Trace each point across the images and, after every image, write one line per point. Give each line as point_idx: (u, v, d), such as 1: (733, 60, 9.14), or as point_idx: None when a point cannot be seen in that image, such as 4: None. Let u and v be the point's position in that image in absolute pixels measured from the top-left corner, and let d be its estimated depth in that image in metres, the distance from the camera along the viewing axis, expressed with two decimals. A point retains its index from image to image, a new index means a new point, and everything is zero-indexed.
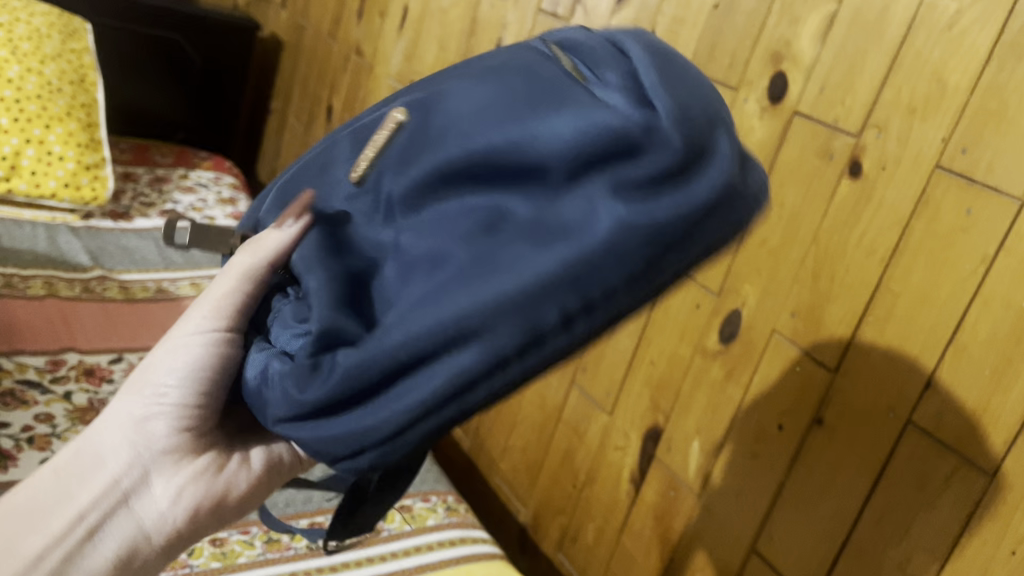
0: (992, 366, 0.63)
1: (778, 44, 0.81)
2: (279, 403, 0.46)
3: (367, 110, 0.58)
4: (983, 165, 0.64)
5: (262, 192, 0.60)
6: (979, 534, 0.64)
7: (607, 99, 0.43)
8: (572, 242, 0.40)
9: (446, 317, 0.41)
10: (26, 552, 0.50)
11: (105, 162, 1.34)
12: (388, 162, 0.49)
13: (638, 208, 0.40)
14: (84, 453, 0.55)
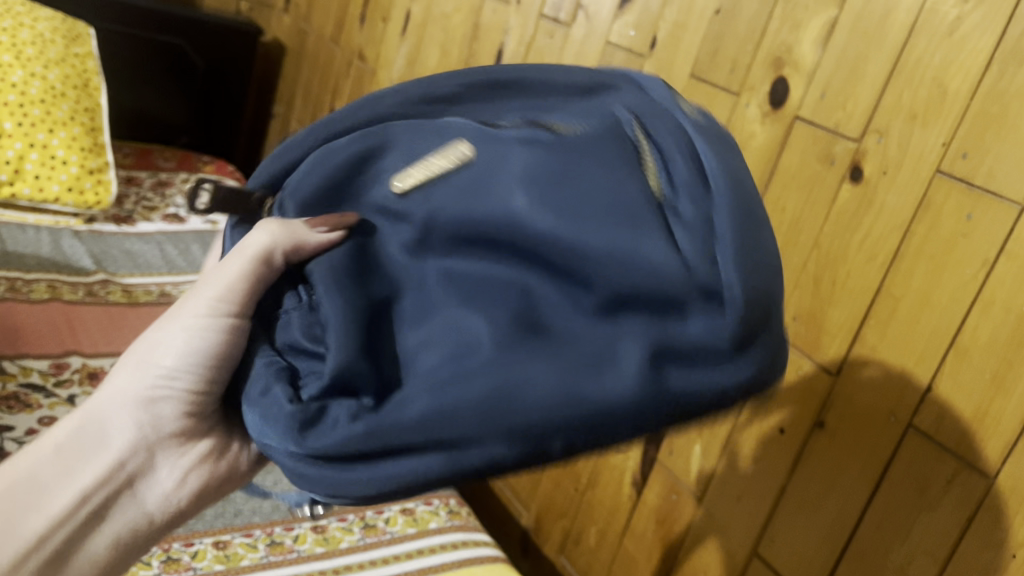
0: (993, 371, 0.63)
1: (780, 49, 0.81)
2: (260, 421, 0.44)
3: (412, 93, 0.53)
4: (983, 170, 0.65)
5: (287, 146, 0.54)
6: (980, 537, 0.64)
7: (678, 238, 0.41)
8: (603, 380, 0.39)
9: (462, 419, 0.39)
10: (28, 532, 0.49)
11: (108, 166, 1.34)
12: (433, 192, 0.46)
13: (672, 373, 0.39)
14: (87, 430, 0.53)
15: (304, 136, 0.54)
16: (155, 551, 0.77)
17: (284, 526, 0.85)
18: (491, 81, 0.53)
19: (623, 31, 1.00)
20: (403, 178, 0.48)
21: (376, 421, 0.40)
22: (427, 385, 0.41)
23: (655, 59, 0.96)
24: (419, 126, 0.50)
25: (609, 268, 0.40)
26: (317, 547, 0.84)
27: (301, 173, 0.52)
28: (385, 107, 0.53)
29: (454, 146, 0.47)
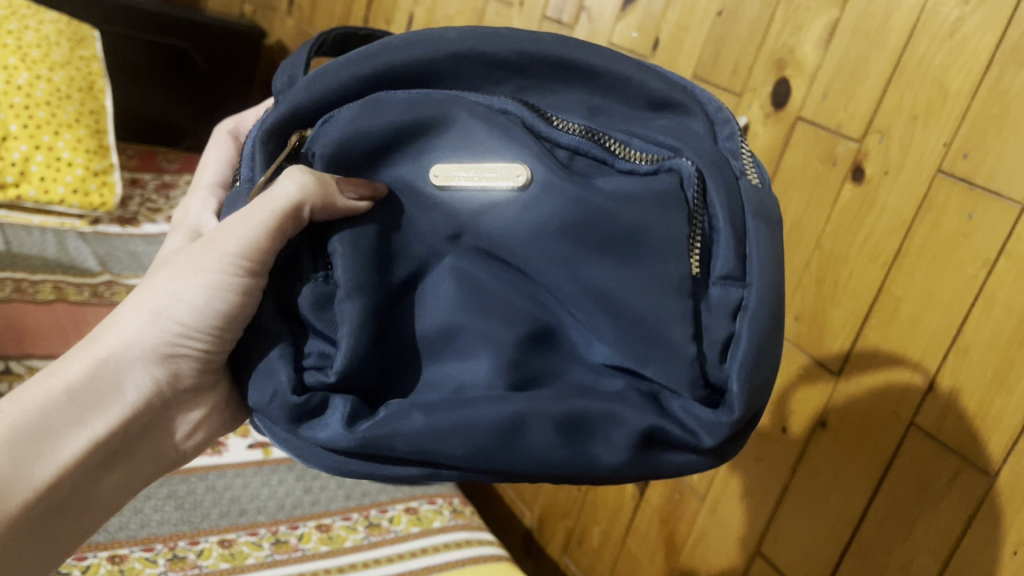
0: (994, 370, 0.64)
1: (782, 51, 0.81)
2: (256, 398, 0.44)
3: (473, 46, 0.47)
4: (984, 170, 0.65)
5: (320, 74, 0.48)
6: (982, 535, 0.64)
7: (703, 328, 0.42)
8: (585, 441, 0.41)
9: (455, 447, 0.41)
10: (38, 480, 0.44)
11: (113, 168, 1.35)
12: (474, 198, 0.45)
13: (647, 454, 0.41)
14: (99, 375, 0.48)
15: (340, 63, 0.48)
16: (160, 549, 0.77)
17: (288, 525, 0.86)
18: (563, 61, 0.47)
19: (625, 33, 1.01)
20: (450, 169, 0.46)
21: (377, 429, 0.41)
22: (433, 406, 0.42)
23: (657, 61, 0.96)
24: (486, 117, 0.46)
25: (632, 342, 0.43)
26: (321, 545, 0.84)
27: (341, 119, 0.47)
28: (442, 56, 0.47)
29: (511, 157, 0.45)
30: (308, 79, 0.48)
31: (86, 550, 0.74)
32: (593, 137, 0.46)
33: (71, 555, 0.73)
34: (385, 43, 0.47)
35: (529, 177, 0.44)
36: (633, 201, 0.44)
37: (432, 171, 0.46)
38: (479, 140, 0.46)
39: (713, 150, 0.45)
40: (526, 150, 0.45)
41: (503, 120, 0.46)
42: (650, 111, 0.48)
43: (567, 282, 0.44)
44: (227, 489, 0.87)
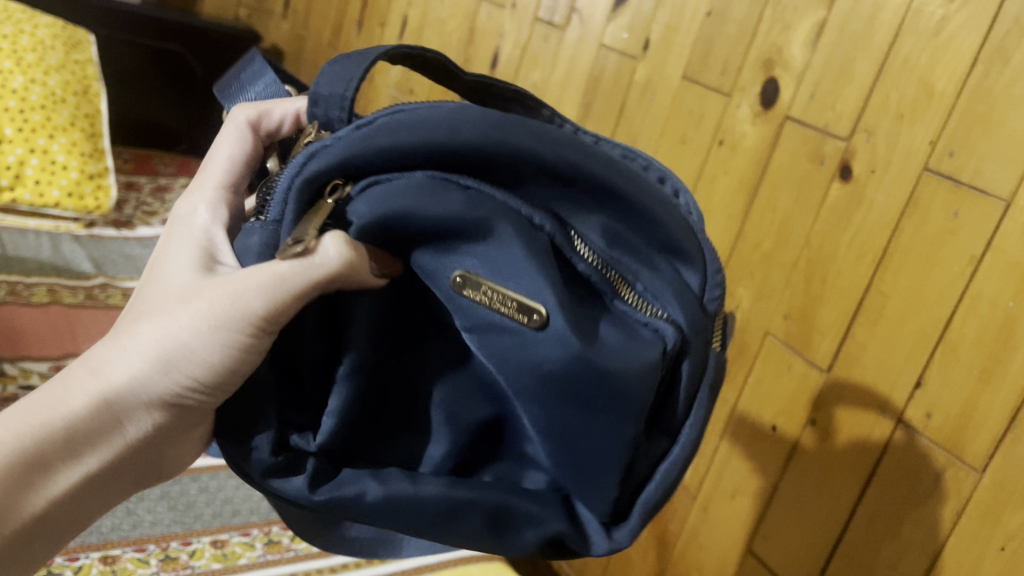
0: (980, 366, 0.64)
1: (770, 50, 0.82)
2: (230, 447, 0.43)
3: (529, 158, 0.42)
4: (970, 168, 0.65)
5: (375, 133, 0.42)
6: (970, 532, 0.65)
7: (636, 464, 0.44)
8: (499, 539, 0.44)
9: (392, 524, 0.43)
10: (25, 512, 0.41)
11: (108, 171, 1.36)
12: (479, 310, 0.42)
13: (539, 551, 0.46)
14: (98, 411, 0.43)
15: (400, 127, 0.42)
16: (153, 550, 0.77)
17: (281, 525, 0.86)
18: (610, 188, 0.43)
19: (616, 34, 1.01)
20: (477, 279, 0.42)
21: (342, 492, 0.43)
22: (386, 475, 0.44)
23: (648, 62, 0.97)
24: (522, 231, 0.42)
25: (575, 470, 0.43)
26: (314, 545, 0.84)
27: (385, 191, 0.42)
28: (505, 157, 0.42)
29: (533, 292, 0.41)
30: (364, 135, 0.42)
31: (78, 551, 0.74)
32: (605, 270, 0.44)
33: (64, 556, 0.73)
34: (452, 118, 0.42)
35: (545, 319, 0.40)
36: (631, 362, 0.41)
37: (462, 268, 0.42)
38: (497, 259, 0.42)
39: (700, 314, 0.44)
40: (549, 294, 0.40)
41: (541, 242, 0.42)
42: (660, 247, 0.45)
43: (551, 429, 0.42)
44: (220, 490, 0.87)
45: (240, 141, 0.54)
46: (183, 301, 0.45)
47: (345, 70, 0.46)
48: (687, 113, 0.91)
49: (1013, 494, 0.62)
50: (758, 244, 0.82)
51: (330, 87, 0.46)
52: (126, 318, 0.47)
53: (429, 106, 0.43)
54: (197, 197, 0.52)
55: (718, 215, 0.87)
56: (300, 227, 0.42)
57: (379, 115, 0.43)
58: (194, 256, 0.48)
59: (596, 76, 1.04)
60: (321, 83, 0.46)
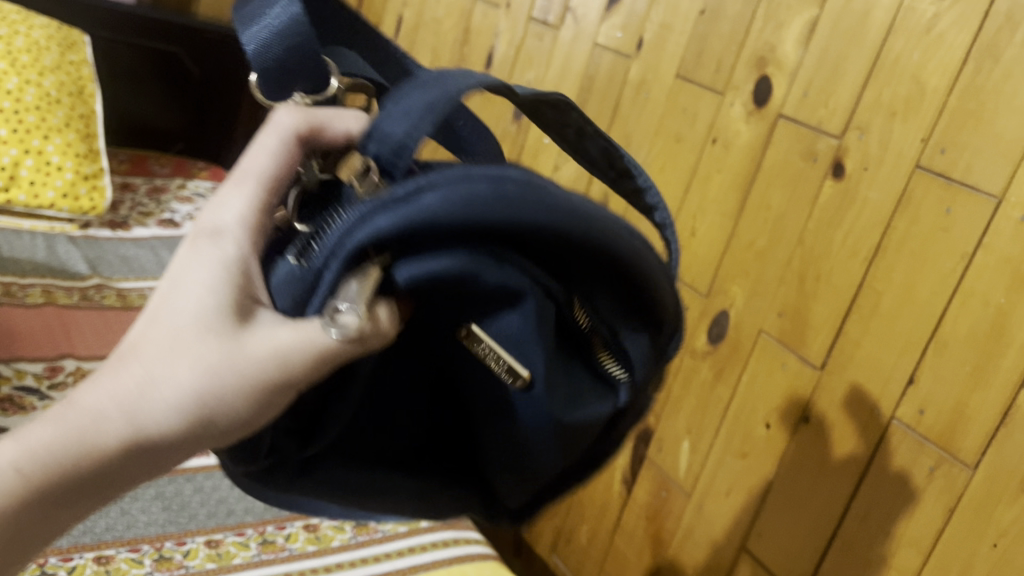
0: (972, 363, 0.64)
1: (763, 49, 0.82)
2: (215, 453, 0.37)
3: (567, 241, 0.34)
4: (961, 165, 0.65)
5: (442, 191, 0.31)
6: (962, 528, 0.65)
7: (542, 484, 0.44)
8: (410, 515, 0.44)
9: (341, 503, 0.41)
10: None
11: (103, 172, 1.35)
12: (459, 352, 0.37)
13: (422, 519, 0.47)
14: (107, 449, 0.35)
15: (460, 189, 0.31)
16: (147, 550, 0.77)
17: (276, 525, 0.86)
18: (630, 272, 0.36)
19: (610, 33, 1.01)
20: (476, 338, 0.36)
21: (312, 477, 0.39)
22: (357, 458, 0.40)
23: (642, 60, 0.97)
24: (534, 303, 0.35)
25: (497, 483, 0.43)
26: (308, 545, 0.84)
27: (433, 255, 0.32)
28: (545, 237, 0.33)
29: (523, 360, 0.36)
30: (418, 188, 0.31)
31: (72, 551, 0.74)
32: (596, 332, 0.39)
33: (58, 556, 0.73)
34: (513, 195, 0.32)
35: (526, 387, 0.36)
36: (594, 417, 0.39)
37: (469, 326, 0.36)
38: (508, 328, 0.36)
39: (654, 368, 0.41)
40: (540, 364, 0.36)
41: (545, 313, 0.36)
42: (625, 315, 0.39)
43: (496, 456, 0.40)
44: (215, 489, 0.87)
45: (294, 137, 0.37)
46: (219, 352, 0.33)
47: (416, 110, 0.33)
48: (681, 111, 0.91)
49: (1005, 491, 0.62)
50: (752, 242, 0.83)
51: (389, 131, 0.33)
52: (130, 345, 0.34)
53: (493, 172, 0.32)
54: (238, 194, 0.37)
55: (712, 213, 0.87)
56: (342, 298, 0.32)
57: (441, 184, 0.31)
58: (230, 283, 0.35)
59: (590, 76, 1.04)
60: (384, 121, 0.33)
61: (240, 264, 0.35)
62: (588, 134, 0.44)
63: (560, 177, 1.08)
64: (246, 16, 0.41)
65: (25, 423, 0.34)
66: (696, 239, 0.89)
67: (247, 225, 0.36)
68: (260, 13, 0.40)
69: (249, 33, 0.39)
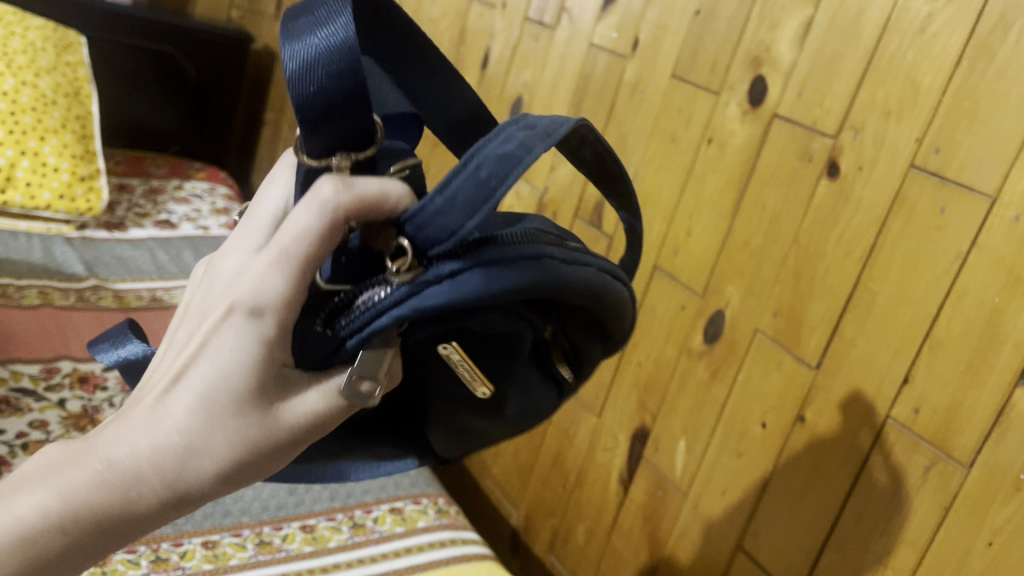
0: (967, 362, 0.64)
1: (758, 49, 0.82)
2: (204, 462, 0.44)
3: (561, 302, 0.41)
4: (955, 164, 0.66)
5: (476, 277, 0.37)
6: (958, 527, 0.65)
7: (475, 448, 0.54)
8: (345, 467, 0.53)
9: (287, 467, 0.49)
10: None
11: (99, 173, 1.36)
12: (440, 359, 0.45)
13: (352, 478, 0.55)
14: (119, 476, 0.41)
15: (500, 282, 0.37)
16: (143, 551, 0.77)
17: (273, 525, 0.86)
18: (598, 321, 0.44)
19: (606, 33, 1.01)
20: (458, 358, 0.44)
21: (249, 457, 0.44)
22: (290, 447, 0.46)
23: (637, 61, 0.97)
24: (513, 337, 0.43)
25: (442, 441, 0.52)
26: (305, 546, 0.84)
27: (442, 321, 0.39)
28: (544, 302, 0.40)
29: (493, 376, 0.45)
30: (463, 276, 0.37)
31: None
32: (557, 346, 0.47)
33: None
34: (537, 285, 0.38)
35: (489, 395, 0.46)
36: (542, 410, 0.49)
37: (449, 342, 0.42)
38: (487, 353, 0.44)
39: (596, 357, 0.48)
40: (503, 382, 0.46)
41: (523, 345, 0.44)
42: (587, 337, 0.47)
43: (454, 424, 0.50)
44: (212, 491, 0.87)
45: (336, 229, 0.36)
46: (248, 421, 0.40)
47: (464, 202, 0.36)
48: (677, 111, 0.91)
49: (1000, 489, 0.62)
50: (747, 241, 0.83)
51: (437, 221, 0.36)
52: (162, 409, 0.39)
53: (524, 257, 0.38)
54: (278, 276, 0.38)
55: (707, 213, 0.87)
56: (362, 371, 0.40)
57: (465, 275, 0.37)
58: (261, 359, 0.39)
59: (586, 76, 1.04)
60: (430, 206, 0.36)
61: (275, 340, 0.39)
62: (590, 141, 0.44)
63: (556, 177, 1.08)
64: (296, 28, 0.38)
65: (70, 458, 0.39)
66: (691, 238, 0.89)
67: (286, 306, 0.38)
68: (312, 33, 0.37)
69: (297, 56, 0.37)
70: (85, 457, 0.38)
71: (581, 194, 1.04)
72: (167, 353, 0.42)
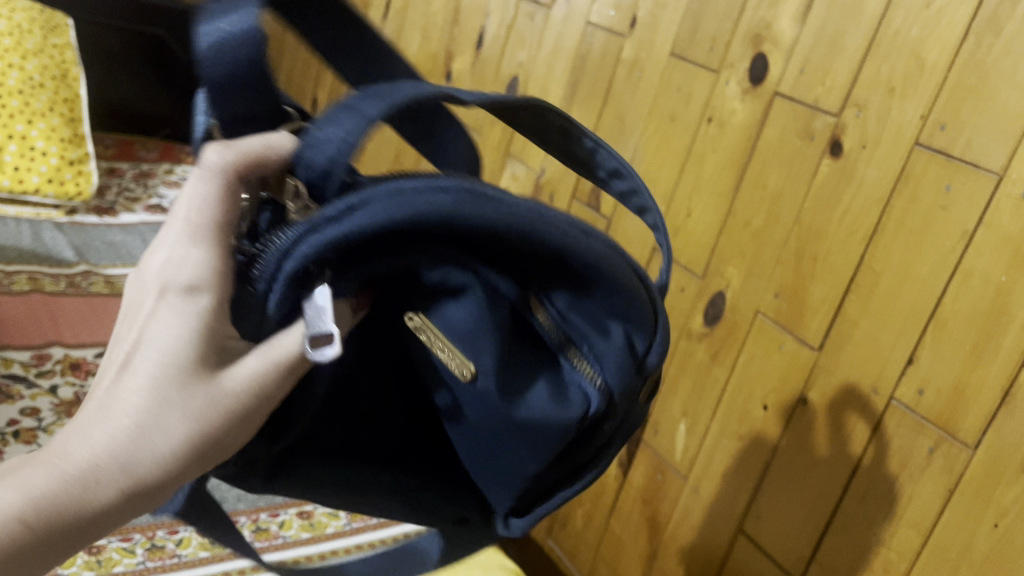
0: (972, 342, 0.64)
1: (759, 26, 0.81)
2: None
3: (533, 245, 0.38)
4: (961, 142, 0.64)
5: (407, 199, 0.36)
6: (962, 508, 0.64)
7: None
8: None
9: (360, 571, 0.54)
10: None
11: (88, 157, 1.33)
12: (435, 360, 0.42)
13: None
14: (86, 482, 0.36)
15: (416, 185, 0.36)
16: (138, 539, 0.76)
17: (269, 512, 0.86)
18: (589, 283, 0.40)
19: (602, 11, 1.00)
20: (425, 324, 0.40)
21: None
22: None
23: (636, 39, 0.95)
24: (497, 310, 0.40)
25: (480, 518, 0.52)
26: (303, 532, 0.84)
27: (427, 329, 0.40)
28: (517, 239, 0.37)
29: (475, 356, 0.40)
30: (388, 197, 0.36)
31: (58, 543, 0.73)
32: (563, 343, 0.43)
33: None
34: (449, 201, 0.36)
35: (474, 377, 0.40)
36: (561, 427, 0.42)
37: (415, 314, 0.41)
38: (460, 320, 0.39)
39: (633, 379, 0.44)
40: (487, 359, 0.40)
41: (501, 313, 0.40)
42: (596, 320, 0.42)
43: (473, 450, 0.45)
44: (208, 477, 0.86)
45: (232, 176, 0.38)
46: (212, 398, 0.37)
47: (349, 112, 0.35)
48: (675, 90, 0.90)
49: (1007, 470, 0.62)
50: (748, 222, 0.82)
51: (318, 146, 0.35)
52: (119, 393, 0.36)
53: (429, 184, 0.36)
54: (199, 252, 0.38)
55: (707, 194, 0.86)
56: (308, 306, 0.37)
57: (367, 204, 0.35)
58: (210, 337, 0.37)
59: (582, 55, 1.03)
60: (310, 137, 0.36)
61: (216, 314, 0.38)
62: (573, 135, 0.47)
63: (553, 159, 1.07)
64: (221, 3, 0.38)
65: (28, 464, 0.35)
66: (691, 220, 0.88)
67: (219, 282, 0.38)
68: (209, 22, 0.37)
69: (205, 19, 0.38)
70: (43, 458, 0.35)
71: (577, 176, 1.03)
72: (103, 370, 0.39)
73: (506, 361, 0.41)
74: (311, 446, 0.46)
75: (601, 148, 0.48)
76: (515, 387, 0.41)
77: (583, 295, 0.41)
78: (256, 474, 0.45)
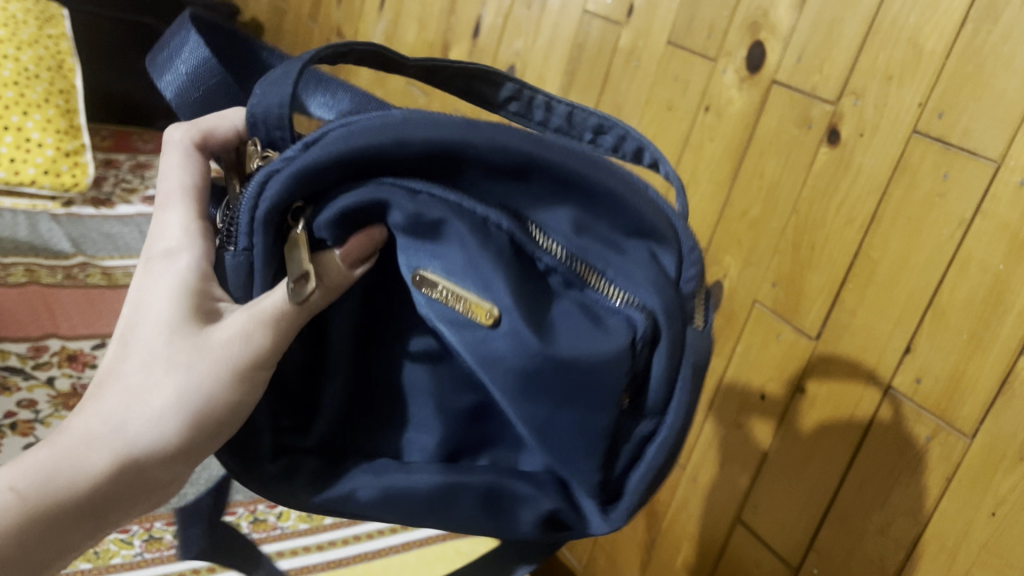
0: (969, 331, 0.63)
1: (756, 14, 0.80)
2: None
3: (497, 149, 0.40)
4: (958, 130, 0.64)
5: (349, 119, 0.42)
6: (959, 497, 0.64)
7: None
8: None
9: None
10: None
11: (85, 148, 1.33)
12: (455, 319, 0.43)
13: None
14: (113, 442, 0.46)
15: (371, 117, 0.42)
16: (137, 531, 0.76)
17: (267, 503, 0.85)
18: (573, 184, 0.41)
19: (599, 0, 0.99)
20: (432, 279, 0.43)
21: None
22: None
23: (633, 28, 0.95)
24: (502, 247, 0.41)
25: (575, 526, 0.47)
26: (301, 523, 0.84)
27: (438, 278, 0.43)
28: (478, 140, 0.40)
29: (488, 290, 0.41)
30: (342, 128, 0.42)
31: None
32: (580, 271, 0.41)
33: None
34: (397, 118, 0.41)
35: (496, 316, 0.41)
36: (607, 355, 0.40)
37: (419, 271, 0.44)
38: (456, 261, 0.42)
39: (677, 296, 0.40)
40: (504, 294, 0.41)
41: (499, 241, 0.41)
42: (608, 239, 0.42)
43: (533, 422, 0.42)
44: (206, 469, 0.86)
45: (186, 146, 0.53)
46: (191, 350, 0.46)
47: (280, 70, 0.45)
48: (672, 79, 0.90)
49: (1004, 458, 0.61)
50: (745, 212, 0.81)
51: (262, 97, 0.45)
52: (118, 371, 0.47)
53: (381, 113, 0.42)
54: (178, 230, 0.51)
55: (705, 183, 0.86)
56: (292, 258, 0.44)
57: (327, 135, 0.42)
58: (190, 297, 0.48)
59: (579, 44, 1.02)
60: (258, 90, 0.45)
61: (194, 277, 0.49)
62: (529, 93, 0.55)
63: None
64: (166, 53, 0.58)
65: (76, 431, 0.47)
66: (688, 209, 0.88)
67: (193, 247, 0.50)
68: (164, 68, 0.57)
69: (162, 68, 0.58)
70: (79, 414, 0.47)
71: None
72: None
73: (523, 292, 0.41)
74: (345, 440, 0.50)
75: (575, 109, 0.55)
76: (538, 327, 0.41)
77: (586, 210, 0.41)
78: (304, 474, 0.48)
